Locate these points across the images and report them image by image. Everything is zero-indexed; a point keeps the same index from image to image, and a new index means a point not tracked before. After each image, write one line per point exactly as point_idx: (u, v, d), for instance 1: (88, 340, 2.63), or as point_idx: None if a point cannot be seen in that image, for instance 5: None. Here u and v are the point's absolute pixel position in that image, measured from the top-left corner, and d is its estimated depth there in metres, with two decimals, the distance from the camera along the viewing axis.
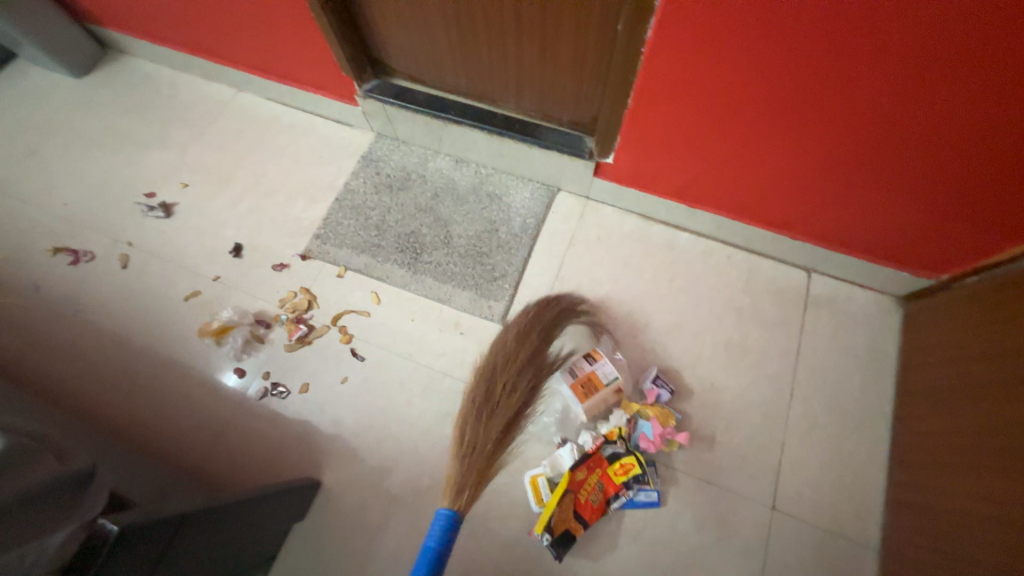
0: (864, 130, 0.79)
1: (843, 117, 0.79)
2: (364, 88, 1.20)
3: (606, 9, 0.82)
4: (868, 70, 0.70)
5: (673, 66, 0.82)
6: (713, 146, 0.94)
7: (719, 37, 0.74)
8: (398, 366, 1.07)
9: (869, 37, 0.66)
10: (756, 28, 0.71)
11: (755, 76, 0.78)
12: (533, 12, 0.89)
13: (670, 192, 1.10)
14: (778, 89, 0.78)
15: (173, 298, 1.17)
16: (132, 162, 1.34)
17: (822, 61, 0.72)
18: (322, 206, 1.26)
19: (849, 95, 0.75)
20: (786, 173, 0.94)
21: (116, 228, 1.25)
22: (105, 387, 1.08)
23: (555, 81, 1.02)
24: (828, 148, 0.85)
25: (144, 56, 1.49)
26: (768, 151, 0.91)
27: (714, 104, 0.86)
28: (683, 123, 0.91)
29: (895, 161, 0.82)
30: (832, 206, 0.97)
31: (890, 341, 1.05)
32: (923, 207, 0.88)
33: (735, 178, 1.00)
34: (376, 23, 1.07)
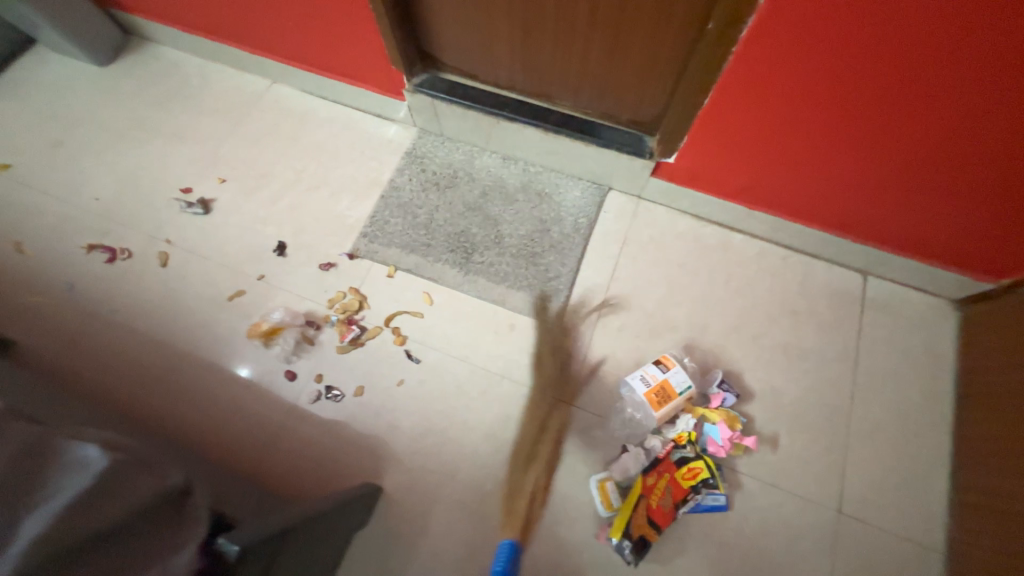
0: (944, 137, 0.78)
1: (930, 124, 0.77)
2: (412, 82, 1.16)
3: (690, 6, 0.80)
4: (962, 77, 0.69)
5: (757, 66, 0.79)
6: (779, 149, 0.93)
7: (813, 38, 0.72)
8: (454, 369, 1.05)
9: (978, 45, 0.64)
10: (857, 30, 0.68)
11: (836, 81, 0.76)
12: (610, 8, 0.86)
13: (726, 194, 1.09)
14: (866, 93, 0.76)
15: (217, 298, 1.14)
16: (165, 156, 1.30)
17: (921, 67, 0.69)
18: (366, 203, 1.22)
19: (935, 102, 0.74)
20: (851, 178, 0.93)
21: (153, 225, 1.21)
22: (151, 390, 1.05)
23: (621, 80, 1.00)
24: (907, 153, 0.83)
25: (171, 44, 1.43)
26: (837, 155, 0.89)
27: (793, 106, 0.83)
28: (756, 124, 0.89)
29: (972, 169, 0.81)
30: (896, 211, 0.96)
31: (947, 344, 1.05)
32: (996, 215, 0.87)
33: (797, 181, 0.98)
34: (433, 15, 1.04)
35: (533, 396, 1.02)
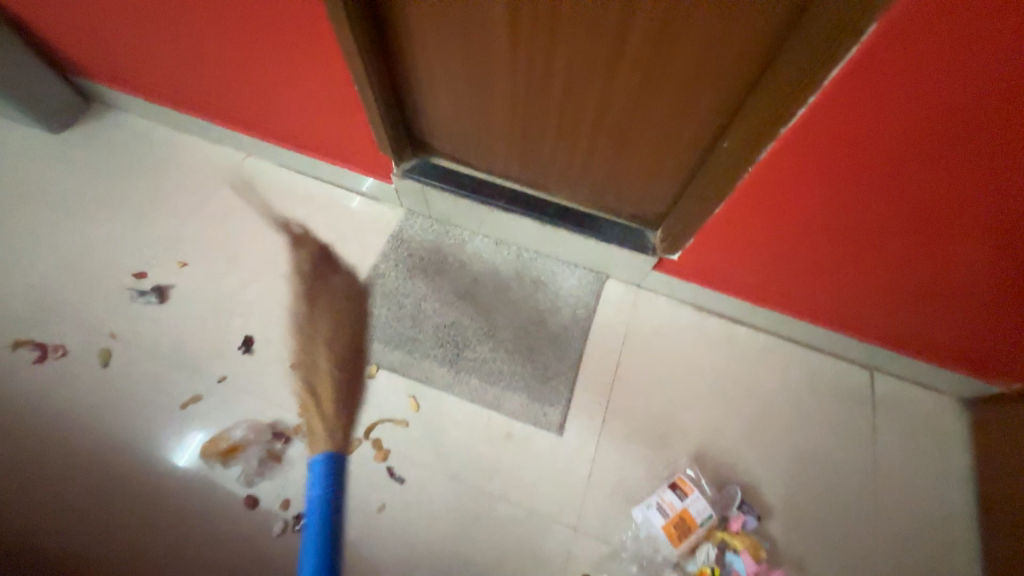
0: (942, 253, 0.77)
1: (923, 248, 0.78)
2: (401, 167, 1.10)
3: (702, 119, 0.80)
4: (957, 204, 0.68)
5: (753, 190, 0.80)
6: (800, 234, 0.85)
7: (806, 171, 0.73)
8: (443, 487, 0.93)
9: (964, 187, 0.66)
10: (847, 169, 0.70)
11: (829, 208, 0.77)
12: (617, 114, 0.85)
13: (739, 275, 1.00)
14: (858, 220, 0.77)
15: (168, 405, 0.98)
16: (119, 235, 1.16)
17: (912, 201, 0.71)
18: (347, 290, 1.12)
19: (926, 230, 0.74)
20: (883, 262, 0.84)
21: (97, 316, 1.06)
22: (79, 525, 0.88)
23: (625, 177, 0.97)
24: (902, 271, 0.84)
25: (137, 112, 1.33)
26: (835, 257, 0.86)
27: (789, 225, 0.83)
28: (755, 237, 0.89)
29: (969, 286, 0.81)
30: (927, 299, 0.87)
31: (960, 447, 1.01)
32: (998, 326, 0.86)
33: (819, 265, 0.90)
34: (429, 105, 1.00)
35: (534, 520, 0.91)
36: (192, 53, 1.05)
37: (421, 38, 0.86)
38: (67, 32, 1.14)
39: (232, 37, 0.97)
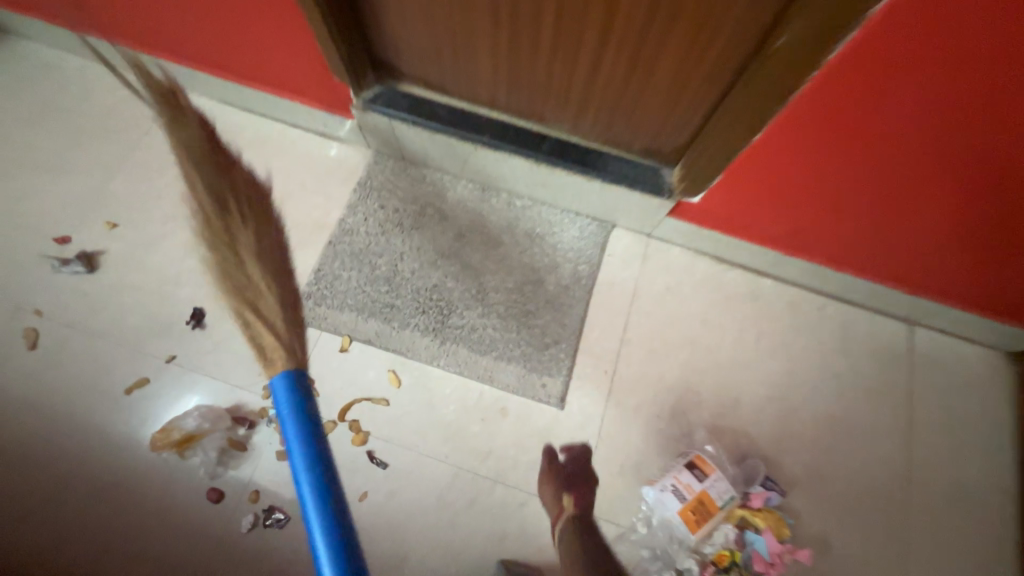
0: (1004, 206, 0.64)
1: (983, 199, 0.64)
2: (362, 98, 0.90)
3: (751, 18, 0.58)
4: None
5: (776, 133, 0.67)
6: (901, 140, 0.60)
7: (839, 109, 0.60)
8: (431, 471, 0.84)
9: None
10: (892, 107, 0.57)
11: (867, 154, 0.64)
12: (633, 16, 0.63)
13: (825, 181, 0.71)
14: (902, 168, 0.64)
15: (111, 390, 0.86)
16: (32, 192, 0.97)
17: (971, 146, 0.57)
18: (310, 251, 0.96)
19: (987, 180, 0.61)
20: (974, 199, 0.65)
21: (15, 291, 0.90)
22: (26, 527, 0.79)
23: (638, 102, 0.77)
24: (955, 226, 0.70)
25: (37, 38, 1.09)
26: (871, 212, 0.74)
27: (817, 175, 0.71)
28: (778, 188, 0.76)
29: None
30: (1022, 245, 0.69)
31: (1003, 407, 0.92)
32: None
33: (968, 157, 0.59)
34: (386, 13, 0.78)
35: (533, 503, 0.82)
36: None
37: None
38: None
39: None
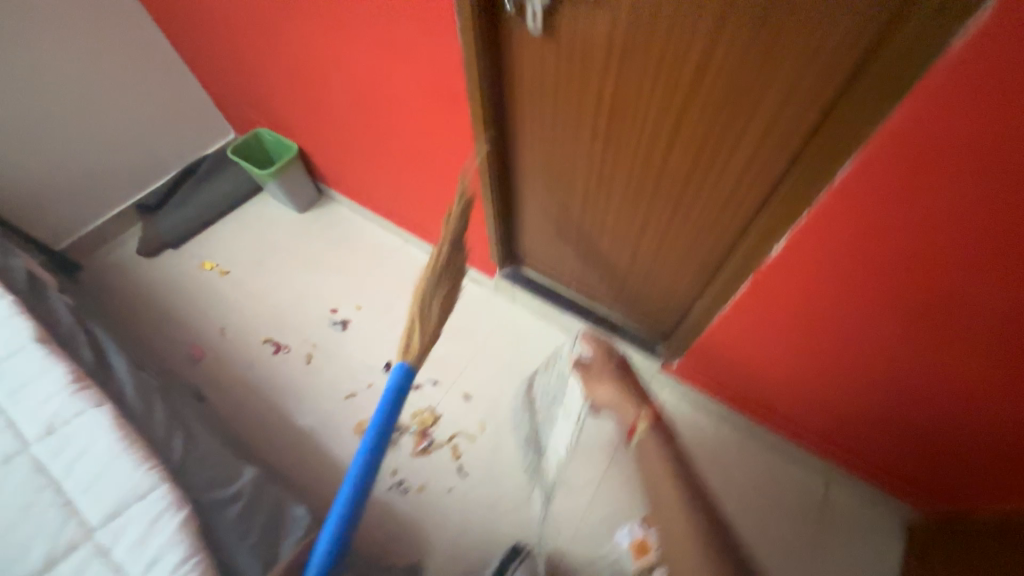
0: (839, 396, 1.11)
1: (824, 388, 1.12)
2: (501, 271, 1.67)
3: (695, 273, 1.19)
4: (834, 361, 1.04)
5: (716, 328, 1.21)
6: (771, 345, 1.13)
7: (740, 322, 1.14)
8: (491, 488, 1.41)
9: (832, 350, 1.02)
10: (761, 326, 1.10)
11: (760, 349, 1.16)
12: (640, 264, 1.29)
13: (766, 355, 1.17)
14: (778, 360, 1.15)
15: (337, 395, 1.59)
16: (325, 282, 1.85)
17: (807, 353, 1.08)
18: (453, 343, 1.69)
19: (821, 376, 1.10)
20: (820, 386, 1.12)
21: (308, 332, 1.73)
22: (281, 451, 1.48)
23: (643, 304, 1.43)
24: (821, 403, 1.16)
25: (345, 204, 2.06)
26: (775, 385, 1.23)
27: (738, 355, 1.23)
28: (723, 358, 1.29)
29: (871, 424, 1.11)
30: (860, 424, 1.14)
31: (892, 560, 1.26)
32: (912, 458, 1.12)
33: (808, 360, 1.09)
34: (526, 242, 1.55)
35: (543, 523, 1.35)
36: (394, 188, 1.68)
37: (528, 207, 1.40)
38: (321, 156, 1.87)
39: (420, 188, 1.58)
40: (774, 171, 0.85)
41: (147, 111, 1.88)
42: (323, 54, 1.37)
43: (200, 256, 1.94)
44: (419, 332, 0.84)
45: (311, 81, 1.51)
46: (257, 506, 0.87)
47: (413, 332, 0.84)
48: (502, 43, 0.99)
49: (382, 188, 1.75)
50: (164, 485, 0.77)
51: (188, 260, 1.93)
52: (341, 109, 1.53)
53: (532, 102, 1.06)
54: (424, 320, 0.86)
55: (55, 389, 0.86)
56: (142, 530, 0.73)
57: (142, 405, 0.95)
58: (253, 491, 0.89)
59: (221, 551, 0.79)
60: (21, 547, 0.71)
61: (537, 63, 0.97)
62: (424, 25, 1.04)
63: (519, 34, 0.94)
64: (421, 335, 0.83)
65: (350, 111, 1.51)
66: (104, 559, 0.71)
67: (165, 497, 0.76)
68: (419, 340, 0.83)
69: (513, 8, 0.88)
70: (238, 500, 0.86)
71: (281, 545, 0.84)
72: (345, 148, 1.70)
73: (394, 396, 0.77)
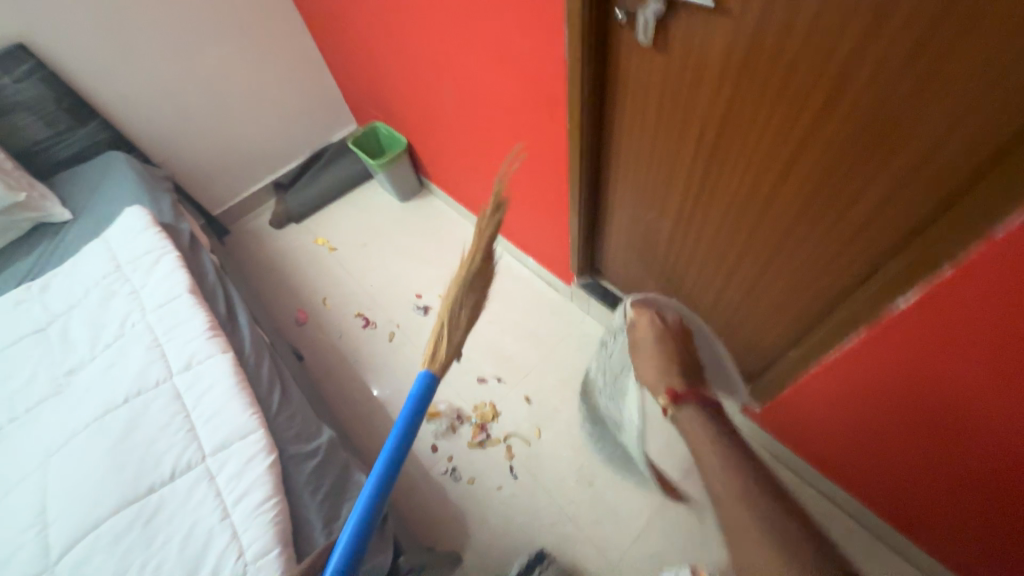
0: (969, 495, 0.91)
1: (948, 480, 0.92)
2: (579, 281, 1.65)
3: (796, 317, 1.06)
4: (963, 454, 0.85)
5: (810, 383, 1.07)
6: (879, 415, 0.96)
7: (840, 383, 0.99)
8: (537, 495, 1.41)
9: (964, 440, 0.83)
10: (867, 390, 0.94)
11: (864, 417, 0.99)
12: (730, 297, 1.19)
13: (871, 426, 0.99)
14: (885, 435, 0.98)
15: (410, 375, 1.71)
16: (414, 269, 2.00)
17: (924, 436, 0.90)
18: (521, 345, 1.71)
19: (942, 466, 0.91)
20: (942, 478, 0.93)
21: (393, 312, 1.88)
22: (356, 417, 1.64)
23: (728, 338, 1.31)
24: (941, 496, 0.97)
25: (441, 198, 2.19)
26: (880, 462, 1.04)
27: (833, 418, 1.07)
28: (814, 416, 1.13)
29: (1010, 537, 0.89)
30: (993, 533, 0.92)
31: None
32: None
33: (926, 445, 0.91)
34: (608, 255, 1.51)
35: (585, 546, 1.32)
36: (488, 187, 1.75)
37: (616, 221, 1.36)
38: (426, 153, 2.01)
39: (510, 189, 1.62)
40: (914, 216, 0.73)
41: (291, 103, 2.17)
42: (438, 60, 1.46)
43: (316, 233, 2.21)
44: (445, 341, 0.81)
45: (425, 83, 1.62)
46: (328, 466, 0.98)
47: (439, 340, 0.81)
48: (608, 52, 0.97)
49: (476, 187, 1.83)
50: (262, 430, 0.91)
51: (305, 235, 2.21)
52: (448, 109, 1.62)
53: (632, 113, 1.03)
54: (451, 329, 0.84)
55: (196, 333, 1.05)
56: (240, 465, 0.86)
57: (254, 358, 1.12)
58: (327, 451, 1.00)
59: (294, 499, 0.90)
60: (157, 457, 0.88)
61: (642, 73, 0.94)
62: (534, 36, 1.06)
63: (628, 44, 0.92)
64: (446, 343, 0.81)
65: (455, 113, 1.59)
66: (210, 483, 0.85)
67: (260, 441, 0.89)
68: (443, 348, 0.81)
69: (624, 18, 0.86)
70: (314, 456, 0.98)
71: (342, 506, 0.94)
72: (448, 146, 1.80)
73: (413, 409, 0.74)
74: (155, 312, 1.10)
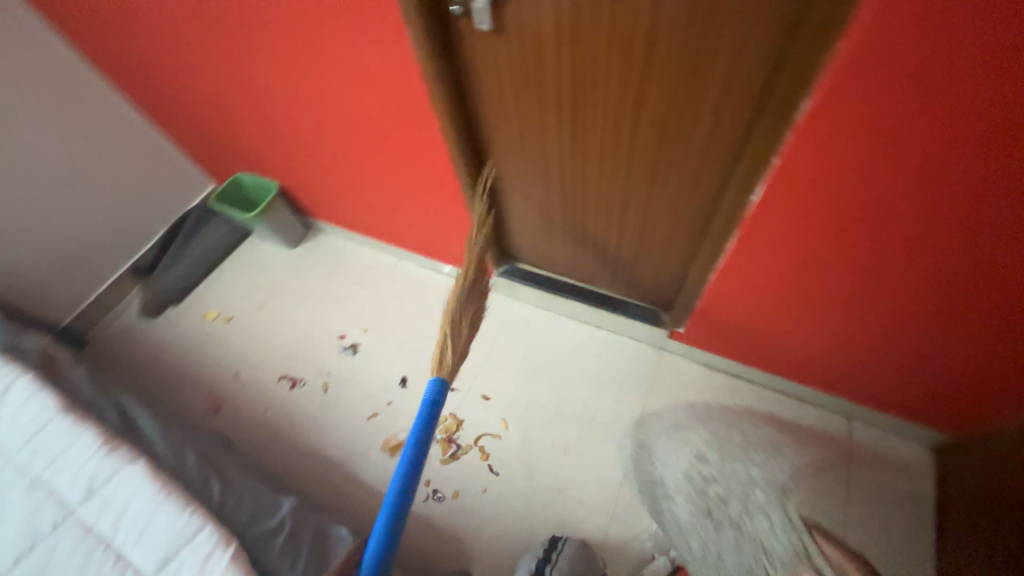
0: (850, 333, 1.11)
1: (832, 327, 1.13)
2: (498, 270, 1.69)
3: (686, 237, 1.21)
4: (836, 302, 1.05)
5: (715, 290, 1.22)
6: (771, 296, 1.13)
7: (735, 280, 1.15)
8: (523, 482, 1.43)
9: (833, 290, 1.03)
10: (756, 278, 1.11)
11: (762, 302, 1.16)
12: (630, 240, 1.32)
13: (769, 307, 1.17)
14: (780, 309, 1.16)
15: (359, 418, 1.61)
16: (328, 312, 1.88)
17: (806, 299, 1.08)
18: None
19: (825, 318, 1.11)
20: (828, 327, 1.13)
21: (321, 362, 1.75)
22: (315, 483, 1.50)
23: (640, 276, 1.45)
24: (832, 343, 1.17)
25: (334, 233, 2.09)
26: (784, 334, 1.23)
27: (739, 312, 1.24)
28: (726, 318, 1.30)
29: (883, 354, 1.12)
30: (873, 356, 1.15)
31: (925, 483, 1.29)
32: (926, 381, 1.14)
33: (810, 305, 1.09)
34: (516, 236, 1.57)
35: (581, 509, 1.37)
36: (380, 207, 1.71)
37: (513, 202, 1.41)
38: (304, 192, 1.89)
39: (403, 202, 1.60)
40: (740, 125, 0.89)
41: (126, 177, 1.90)
42: (287, 92, 1.39)
43: (202, 308, 1.97)
44: (450, 349, 0.90)
45: (280, 119, 1.52)
46: (300, 534, 0.90)
47: (446, 349, 0.90)
48: (455, 45, 1.02)
49: (367, 210, 1.78)
50: (209, 526, 0.80)
51: (191, 314, 1.95)
52: (314, 141, 1.55)
53: (495, 96, 1.08)
54: (454, 338, 0.93)
55: (87, 454, 0.88)
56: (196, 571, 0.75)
57: (174, 458, 0.98)
58: (294, 520, 0.91)
59: None
60: None
61: (491, 58, 1.00)
62: (379, 46, 1.06)
63: (470, 33, 0.97)
64: (451, 349, 0.91)
65: (324, 141, 1.53)
66: None
67: (212, 537, 0.78)
68: (449, 354, 0.90)
69: (460, 11, 0.91)
70: (281, 530, 0.89)
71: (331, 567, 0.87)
72: (324, 178, 1.72)
73: (428, 408, 0.82)
74: (23, 451, 0.90)
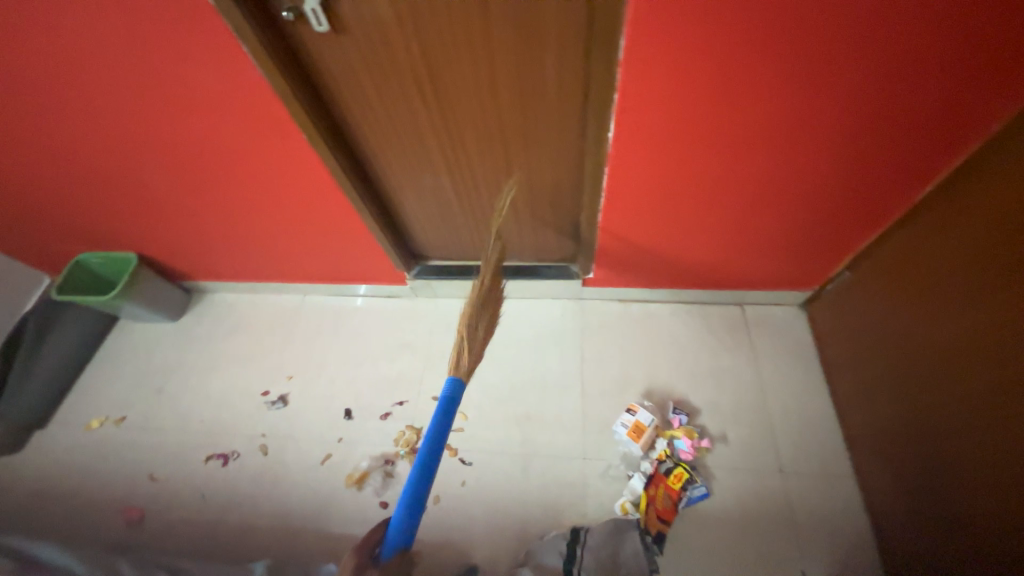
0: (717, 229, 1.32)
1: (703, 229, 1.32)
2: (411, 274, 1.69)
3: (569, 188, 1.33)
4: (699, 205, 1.24)
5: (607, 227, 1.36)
6: (651, 216, 1.29)
7: (620, 212, 1.29)
8: (497, 461, 1.46)
9: (694, 195, 1.21)
10: (635, 205, 1.26)
11: (646, 224, 1.33)
12: (524, 204, 1.41)
13: (652, 227, 1.33)
14: (662, 226, 1.33)
15: (312, 466, 1.50)
16: (242, 373, 1.71)
17: (678, 210, 1.26)
18: (399, 361, 1.68)
19: (697, 222, 1.30)
20: (701, 230, 1.33)
21: (250, 427, 1.59)
22: (283, 550, 1.37)
23: (543, 237, 1.55)
24: (708, 243, 1.38)
25: (222, 290, 1.90)
26: (671, 249, 1.42)
27: (632, 240, 1.40)
28: (624, 250, 1.45)
29: (745, 239, 1.35)
30: (739, 244, 1.37)
31: (806, 332, 1.57)
32: (781, 252, 1.39)
33: (682, 214, 1.27)
34: (418, 234, 1.58)
35: (557, 463, 1.44)
36: (267, 245, 1.60)
37: (405, 199, 1.42)
38: (172, 254, 1.69)
39: (291, 232, 1.52)
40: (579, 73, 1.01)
41: None
42: (118, 146, 1.24)
43: (81, 420, 1.66)
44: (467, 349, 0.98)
45: (117, 179, 1.35)
46: None
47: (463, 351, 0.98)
48: (297, 51, 1.00)
49: (253, 253, 1.65)
50: None
51: (67, 431, 1.64)
52: (167, 194, 1.40)
53: (354, 95, 1.09)
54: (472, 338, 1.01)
55: None
56: None
57: None
58: None
59: None
60: None
61: (338, 56, 1.00)
62: (213, 71, 1.00)
63: (309, 36, 0.97)
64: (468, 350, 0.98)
65: (179, 191, 1.38)
66: None
67: None
68: (466, 357, 0.98)
69: (291, 16, 0.90)
70: None
71: None
72: (192, 232, 1.56)
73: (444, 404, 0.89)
74: None
